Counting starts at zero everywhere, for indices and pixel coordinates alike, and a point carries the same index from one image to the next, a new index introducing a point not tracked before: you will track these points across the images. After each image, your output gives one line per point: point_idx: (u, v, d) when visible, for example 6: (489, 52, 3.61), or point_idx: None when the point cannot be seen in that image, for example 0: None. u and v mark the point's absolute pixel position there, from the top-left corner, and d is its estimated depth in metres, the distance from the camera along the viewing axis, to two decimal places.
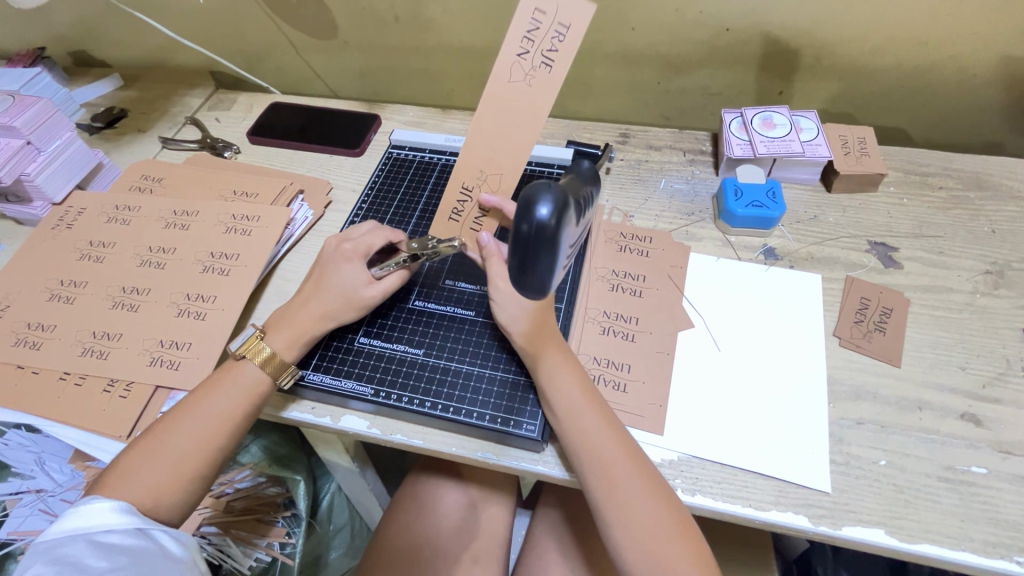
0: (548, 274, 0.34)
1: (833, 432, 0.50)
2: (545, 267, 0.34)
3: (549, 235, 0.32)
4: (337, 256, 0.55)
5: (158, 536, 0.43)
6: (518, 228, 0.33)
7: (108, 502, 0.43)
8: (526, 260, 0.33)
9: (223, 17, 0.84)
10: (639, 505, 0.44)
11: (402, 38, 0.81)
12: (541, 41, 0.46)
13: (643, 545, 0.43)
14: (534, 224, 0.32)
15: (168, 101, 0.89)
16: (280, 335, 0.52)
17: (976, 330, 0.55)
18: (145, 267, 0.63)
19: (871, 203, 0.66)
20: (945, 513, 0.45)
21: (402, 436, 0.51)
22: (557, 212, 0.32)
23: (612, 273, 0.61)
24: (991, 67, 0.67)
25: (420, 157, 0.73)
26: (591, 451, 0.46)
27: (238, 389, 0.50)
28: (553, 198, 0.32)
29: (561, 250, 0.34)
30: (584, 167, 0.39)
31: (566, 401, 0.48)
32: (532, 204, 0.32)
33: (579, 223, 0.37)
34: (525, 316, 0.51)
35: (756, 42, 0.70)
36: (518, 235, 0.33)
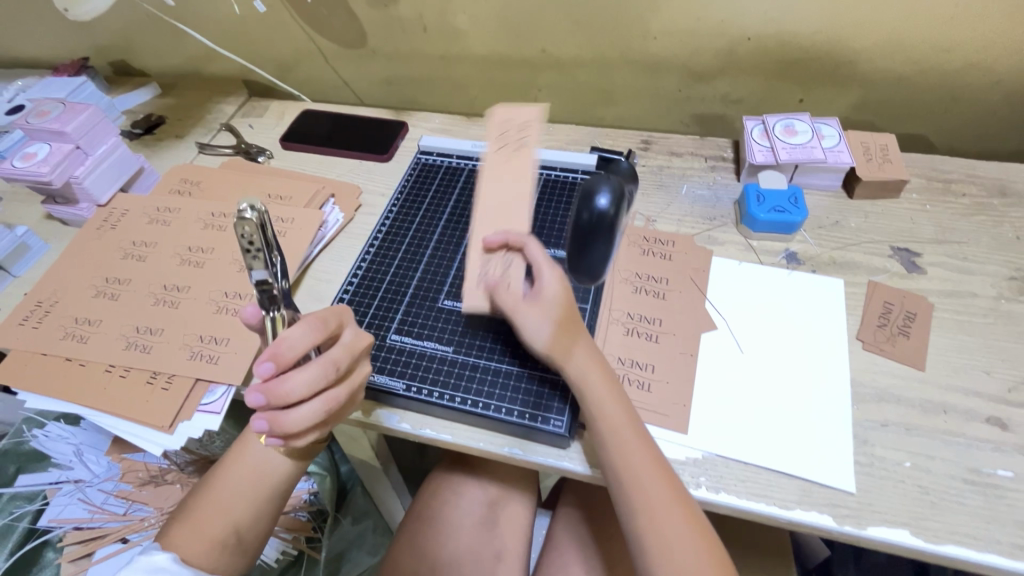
0: (600, 253, 0.44)
1: (857, 434, 0.50)
2: (598, 248, 0.44)
3: (603, 221, 0.42)
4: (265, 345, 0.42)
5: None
6: (578, 216, 0.41)
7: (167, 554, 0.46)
8: (583, 244, 0.42)
9: (259, 28, 0.88)
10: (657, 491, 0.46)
11: (430, 47, 0.83)
12: (512, 134, 0.54)
13: (666, 552, 0.45)
14: (592, 212, 0.42)
15: (204, 108, 0.93)
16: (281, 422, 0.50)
17: (1001, 335, 0.55)
18: (185, 266, 0.66)
19: (893, 209, 0.66)
20: (972, 516, 0.45)
21: (431, 430, 0.53)
22: (606, 208, 0.43)
23: (635, 276, 0.62)
24: (1015, 75, 0.68)
25: (447, 162, 0.76)
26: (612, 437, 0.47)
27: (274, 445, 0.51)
28: (605, 192, 0.43)
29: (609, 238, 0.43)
30: (618, 178, 0.50)
31: (597, 408, 0.48)
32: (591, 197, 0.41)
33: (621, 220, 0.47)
34: (547, 333, 0.48)
35: (777, 50, 0.71)
36: (578, 220, 0.43)
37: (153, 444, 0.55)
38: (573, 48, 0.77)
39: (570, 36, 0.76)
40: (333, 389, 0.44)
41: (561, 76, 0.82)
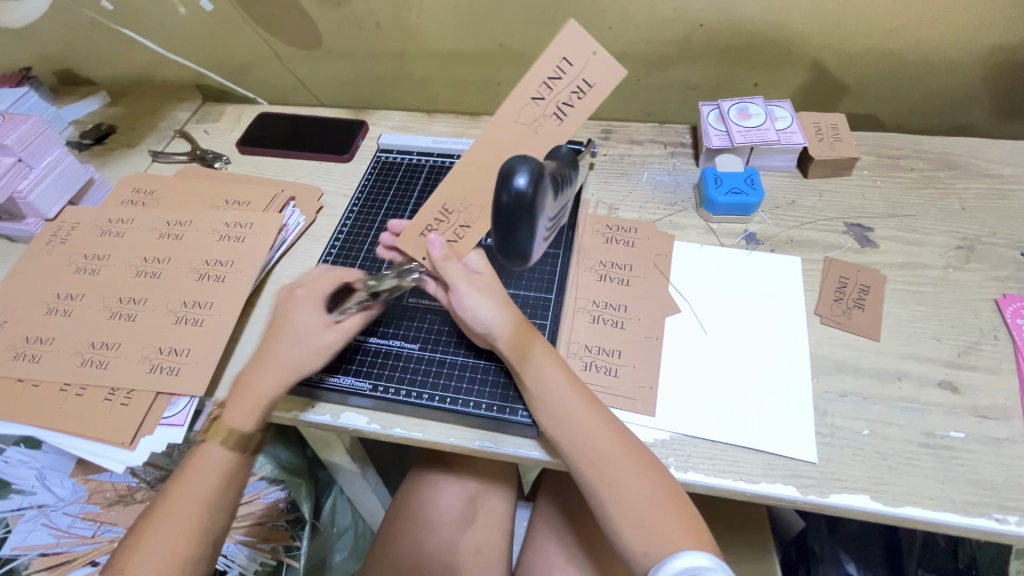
0: (530, 240, 0.36)
1: (818, 405, 0.51)
2: (528, 234, 0.36)
3: (529, 205, 0.34)
4: (290, 303, 0.54)
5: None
6: (499, 200, 0.34)
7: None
8: (508, 231, 0.35)
9: (210, 31, 0.86)
10: (630, 485, 0.45)
11: (387, 45, 0.82)
12: (449, 227, 0.48)
13: (638, 513, 0.45)
14: (513, 194, 0.34)
15: (157, 115, 0.90)
16: (245, 406, 0.51)
17: (950, 302, 0.57)
18: (141, 278, 0.64)
19: (845, 186, 0.68)
20: (927, 477, 0.47)
21: (401, 429, 0.53)
22: (534, 182, 0.33)
23: (599, 263, 0.62)
24: (955, 52, 0.70)
25: (408, 159, 0.75)
26: (575, 437, 0.47)
27: (212, 464, 0.50)
28: (529, 169, 0.33)
29: (540, 219, 0.36)
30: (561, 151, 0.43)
31: (551, 385, 0.49)
32: (510, 174, 0.33)
33: (559, 200, 0.40)
34: (503, 320, 0.51)
35: (728, 36, 0.73)
36: (498, 203, 0.34)
37: (115, 461, 0.53)
38: (530, 40, 0.77)
39: (525, 29, 0.76)
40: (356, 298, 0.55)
41: (520, 69, 0.82)
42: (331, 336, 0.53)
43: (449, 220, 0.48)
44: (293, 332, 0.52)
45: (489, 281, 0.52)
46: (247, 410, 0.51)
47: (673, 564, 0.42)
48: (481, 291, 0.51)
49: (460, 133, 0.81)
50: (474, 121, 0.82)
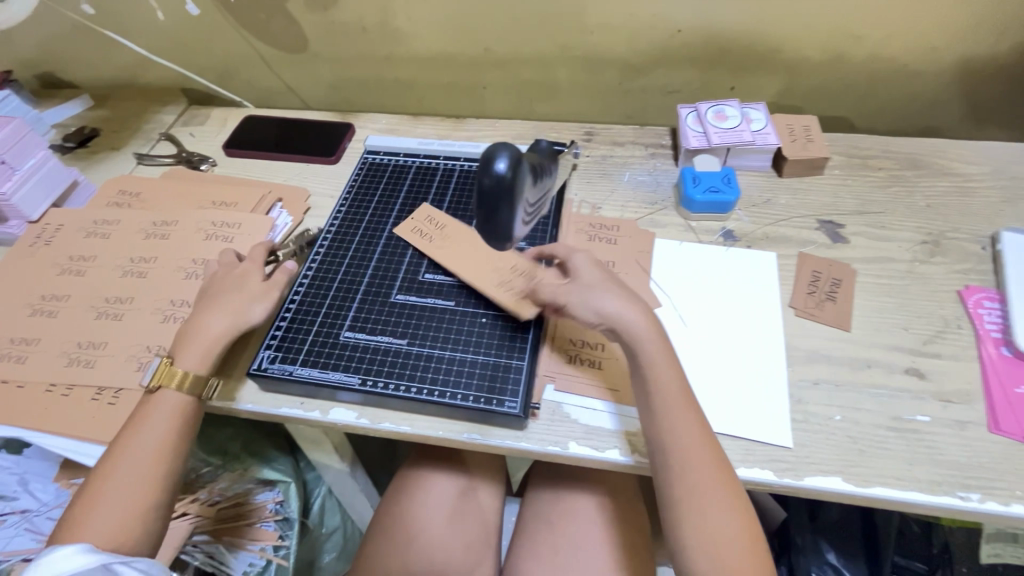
0: (508, 219, 0.44)
1: (793, 393, 0.54)
2: (505, 214, 0.43)
3: (506, 190, 0.41)
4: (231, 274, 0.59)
5: (121, 569, 0.44)
6: (481, 183, 0.39)
7: (75, 546, 0.43)
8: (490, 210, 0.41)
9: (196, 35, 0.86)
10: (717, 514, 0.45)
11: (374, 50, 0.84)
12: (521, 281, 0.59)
13: (717, 540, 0.45)
14: (494, 178, 0.39)
15: (141, 118, 0.90)
16: (196, 354, 0.53)
17: (916, 294, 0.60)
18: (127, 278, 0.64)
19: (818, 185, 0.71)
20: (896, 458, 0.49)
21: (390, 423, 0.54)
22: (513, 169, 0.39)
23: None
24: (918, 58, 0.74)
25: (394, 161, 0.76)
26: (679, 454, 0.47)
27: (166, 414, 0.51)
28: (508, 158, 0.39)
29: (518, 204, 0.42)
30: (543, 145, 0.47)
31: (666, 398, 0.48)
32: (493, 162, 0.39)
33: (537, 189, 0.46)
34: (630, 324, 0.50)
35: (705, 42, 0.75)
36: (482, 188, 0.40)
37: None
38: (514, 45, 0.79)
39: (509, 34, 0.78)
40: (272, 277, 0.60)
41: (505, 73, 0.84)
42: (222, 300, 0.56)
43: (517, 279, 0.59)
44: (241, 290, 0.57)
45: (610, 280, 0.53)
46: (200, 357, 0.53)
47: None
48: (606, 291, 0.52)
49: (446, 135, 0.82)
50: (460, 124, 0.83)
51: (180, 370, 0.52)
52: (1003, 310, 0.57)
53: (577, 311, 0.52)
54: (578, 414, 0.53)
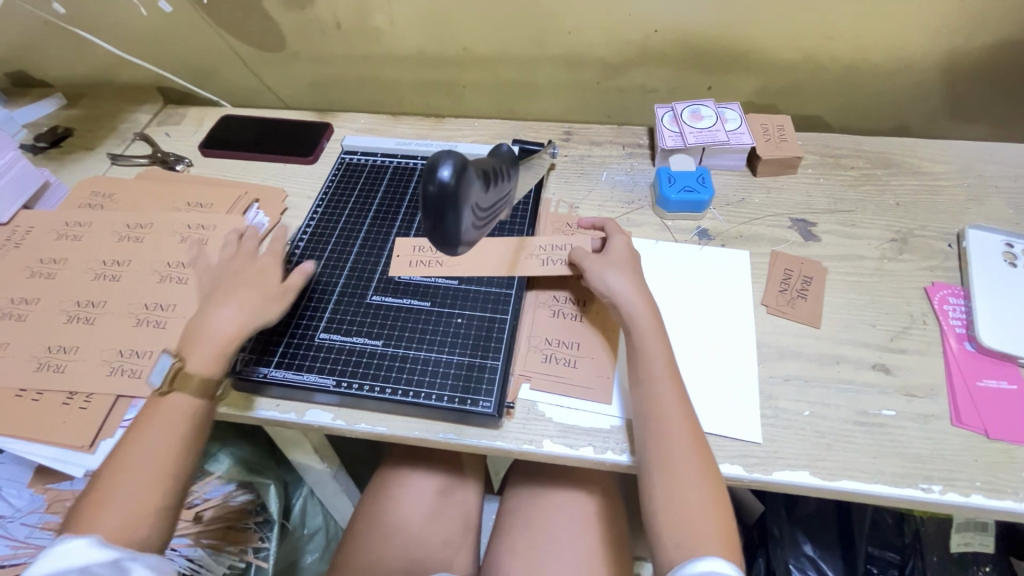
0: (458, 232, 0.35)
1: (764, 389, 0.54)
2: (454, 225, 0.34)
3: (455, 197, 0.33)
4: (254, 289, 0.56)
5: (132, 566, 0.43)
6: (424, 191, 0.33)
7: (87, 539, 0.43)
8: (437, 221, 0.34)
9: (172, 33, 0.85)
10: (687, 480, 0.46)
11: (352, 49, 0.83)
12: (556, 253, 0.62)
13: (683, 513, 0.45)
14: (437, 185, 0.32)
15: (116, 118, 0.89)
16: (207, 354, 0.52)
17: (885, 291, 0.61)
18: (100, 281, 0.63)
19: (791, 184, 0.72)
20: (862, 452, 0.50)
21: (366, 423, 0.54)
22: (458, 173, 0.32)
23: (539, 248, 0.63)
24: (889, 58, 0.75)
25: (372, 161, 0.76)
26: (656, 418, 0.49)
27: (173, 408, 0.50)
28: (454, 160, 0.32)
29: (469, 211, 0.35)
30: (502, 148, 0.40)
31: (652, 369, 0.51)
32: (434, 166, 0.32)
33: (493, 193, 0.38)
34: (634, 296, 0.54)
35: (681, 42, 0.76)
36: (424, 198, 0.33)
37: (73, 465, 0.53)
38: (492, 44, 0.80)
39: (487, 34, 0.78)
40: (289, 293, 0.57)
41: (484, 73, 0.84)
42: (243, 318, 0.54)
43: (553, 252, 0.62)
44: (263, 307, 0.55)
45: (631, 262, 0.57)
46: (208, 355, 0.52)
47: (696, 566, 0.42)
48: (621, 267, 0.56)
49: (425, 135, 0.82)
50: (439, 124, 0.83)
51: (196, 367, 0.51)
52: (967, 306, 0.59)
53: (592, 277, 0.56)
54: (553, 412, 0.54)
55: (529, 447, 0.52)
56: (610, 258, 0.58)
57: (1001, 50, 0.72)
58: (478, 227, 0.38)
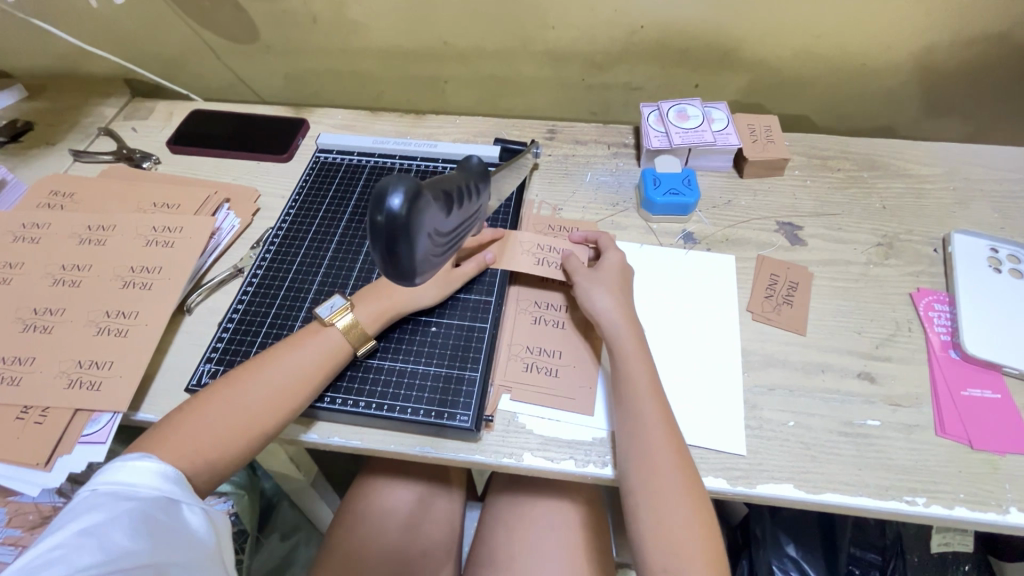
0: (412, 263, 0.33)
1: (748, 399, 0.53)
2: (408, 256, 0.32)
3: (406, 228, 0.31)
4: (295, 344, 0.51)
5: (186, 512, 0.42)
6: (373, 220, 0.31)
7: (157, 465, 0.43)
8: (389, 251, 0.32)
9: (137, 23, 0.81)
10: (673, 504, 0.45)
11: (328, 42, 0.80)
12: (549, 255, 0.60)
13: (669, 535, 0.44)
14: (387, 215, 0.30)
15: (79, 111, 0.84)
16: (312, 351, 0.51)
17: (870, 297, 0.60)
18: (58, 287, 0.60)
19: (777, 186, 0.71)
20: (846, 464, 0.50)
21: (339, 438, 0.52)
22: (410, 203, 0.30)
23: (536, 246, 0.61)
24: (877, 58, 0.74)
25: (348, 160, 0.73)
26: (642, 442, 0.48)
27: (299, 373, 0.49)
28: (405, 188, 0.30)
29: (424, 239, 0.33)
30: (473, 161, 0.37)
31: (635, 386, 0.50)
32: (384, 194, 0.30)
33: (457, 215, 0.36)
34: (618, 314, 0.54)
35: (667, 39, 0.74)
36: (373, 226, 0.31)
37: (25, 483, 0.50)
38: (474, 39, 0.77)
39: (469, 28, 0.76)
40: (326, 352, 0.51)
41: (465, 68, 0.81)
42: (275, 375, 0.49)
43: (546, 254, 0.60)
44: (298, 362, 0.50)
45: (620, 282, 0.56)
46: (328, 344, 0.52)
47: None
48: (610, 287, 0.55)
49: (404, 132, 0.80)
50: (419, 120, 0.80)
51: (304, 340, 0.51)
52: (953, 313, 0.58)
53: (581, 296, 0.56)
54: (532, 423, 0.52)
55: (510, 459, 0.51)
56: (600, 274, 0.57)
57: (988, 52, 0.71)
58: (438, 254, 0.36)
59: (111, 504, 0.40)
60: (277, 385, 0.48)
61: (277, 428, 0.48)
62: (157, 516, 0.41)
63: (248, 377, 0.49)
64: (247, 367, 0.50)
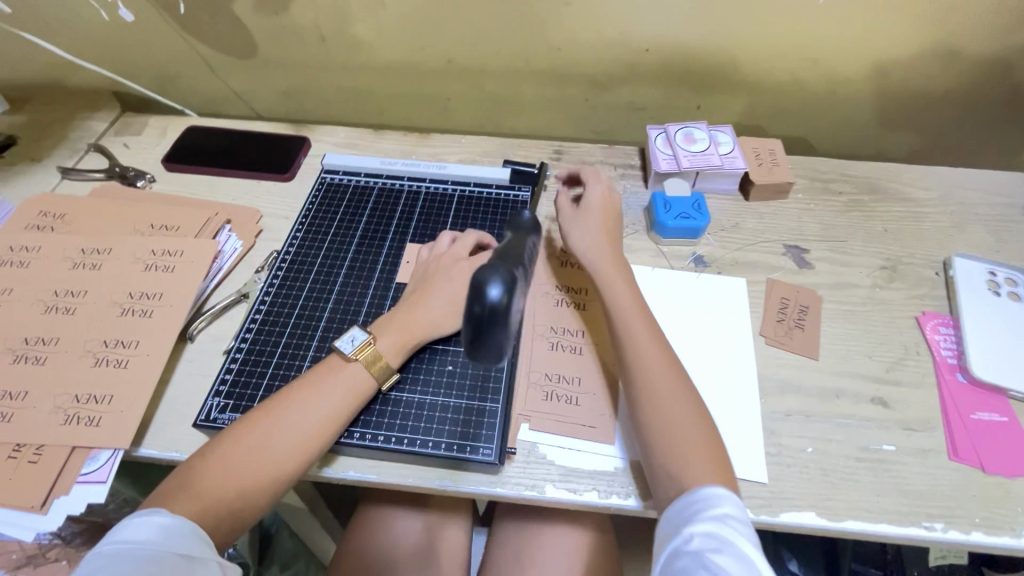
0: (502, 345, 0.35)
1: (766, 425, 0.54)
2: (501, 345, 0.35)
3: (501, 313, 0.33)
4: (312, 381, 0.49)
5: (197, 568, 0.39)
6: (471, 310, 0.34)
7: (163, 519, 0.41)
8: (482, 340, 0.34)
9: (133, 35, 0.79)
10: (694, 458, 0.46)
11: (331, 59, 0.79)
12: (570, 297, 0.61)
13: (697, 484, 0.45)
14: (486, 305, 0.33)
15: (66, 126, 0.81)
16: (332, 392, 0.49)
17: (878, 320, 0.62)
18: (50, 314, 0.57)
19: (783, 209, 0.72)
20: (866, 490, 0.50)
21: (356, 472, 0.50)
22: (507, 292, 0.33)
23: (555, 289, 0.62)
24: (874, 84, 0.76)
25: (354, 180, 0.72)
26: (640, 365, 0.51)
27: (316, 419, 0.47)
28: (502, 279, 0.33)
29: (513, 326, 0.35)
30: (523, 222, 0.47)
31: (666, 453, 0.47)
32: (482, 286, 0.33)
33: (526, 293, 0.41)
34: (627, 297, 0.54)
35: (672, 62, 0.75)
36: (470, 316, 0.34)
37: (17, 527, 0.47)
38: (481, 59, 0.77)
39: (475, 48, 0.75)
40: (346, 389, 0.49)
41: (470, 88, 0.81)
42: (298, 420, 0.47)
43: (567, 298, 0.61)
44: (319, 403, 0.48)
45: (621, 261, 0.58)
46: (346, 386, 0.50)
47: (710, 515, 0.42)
48: (609, 268, 0.57)
49: (409, 151, 0.79)
50: (425, 139, 0.80)
51: (323, 378, 0.50)
52: (957, 337, 0.60)
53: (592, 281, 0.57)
54: (554, 454, 0.52)
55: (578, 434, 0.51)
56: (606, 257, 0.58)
57: (978, 80, 0.74)
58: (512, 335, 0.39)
59: (113, 566, 0.38)
60: (298, 430, 0.47)
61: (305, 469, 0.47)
62: (161, 574, 0.38)
63: (267, 420, 0.47)
64: (264, 410, 0.48)
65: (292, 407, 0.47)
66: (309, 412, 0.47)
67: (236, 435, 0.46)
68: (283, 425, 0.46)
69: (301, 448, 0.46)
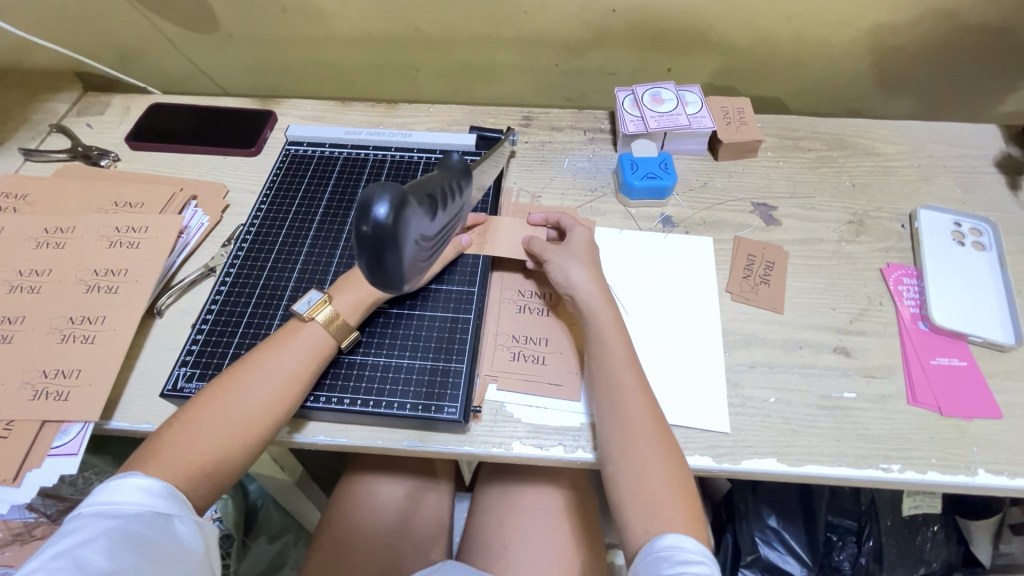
0: (400, 267, 0.33)
1: (729, 378, 0.55)
2: (397, 264, 0.32)
3: (390, 234, 0.31)
4: (271, 347, 0.50)
5: (177, 525, 0.41)
6: (358, 231, 0.31)
7: (142, 479, 0.41)
8: (375, 262, 0.32)
9: (89, 12, 0.77)
10: (651, 461, 0.46)
11: (294, 31, 0.77)
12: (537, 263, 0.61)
13: (648, 491, 0.45)
14: (372, 226, 0.30)
15: (28, 107, 0.80)
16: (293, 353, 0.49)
17: (843, 273, 0.62)
18: (15, 294, 0.57)
19: (752, 167, 0.72)
20: (825, 436, 0.51)
21: (325, 436, 0.51)
22: (394, 210, 0.30)
23: None
24: (844, 39, 0.75)
25: (320, 152, 0.71)
26: (620, 411, 0.48)
27: (280, 378, 0.48)
28: (390, 197, 0.30)
29: (410, 245, 0.33)
30: (455, 160, 0.38)
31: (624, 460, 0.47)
32: (368, 205, 0.30)
33: (444, 217, 0.36)
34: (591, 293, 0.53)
35: (640, 22, 0.74)
36: (357, 238, 0.31)
37: None
38: (446, 26, 0.75)
39: (439, 14, 0.74)
40: (306, 353, 0.50)
41: (437, 55, 0.80)
42: (262, 382, 0.47)
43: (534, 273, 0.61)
44: (280, 367, 0.48)
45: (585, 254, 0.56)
46: (307, 350, 0.50)
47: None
48: (580, 260, 0.55)
49: (377, 122, 0.78)
50: (392, 110, 0.79)
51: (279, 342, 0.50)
52: (920, 287, 0.60)
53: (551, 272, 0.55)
54: (521, 412, 0.52)
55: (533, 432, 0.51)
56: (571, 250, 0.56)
57: (950, 32, 0.73)
58: (425, 259, 0.36)
59: (93, 525, 0.39)
60: (261, 391, 0.47)
61: (273, 432, 0.47)
62: (143, 532, 0.39)
63: (231, 386, 0.47)
64: (225, 379, 0.48)
65: (254, 372, 0.48)
66: (272, 375, 0.48)
67: (202, 402, 0.46)
68: (245, 388, 0.47)
69: (268, 409, 0.47)
